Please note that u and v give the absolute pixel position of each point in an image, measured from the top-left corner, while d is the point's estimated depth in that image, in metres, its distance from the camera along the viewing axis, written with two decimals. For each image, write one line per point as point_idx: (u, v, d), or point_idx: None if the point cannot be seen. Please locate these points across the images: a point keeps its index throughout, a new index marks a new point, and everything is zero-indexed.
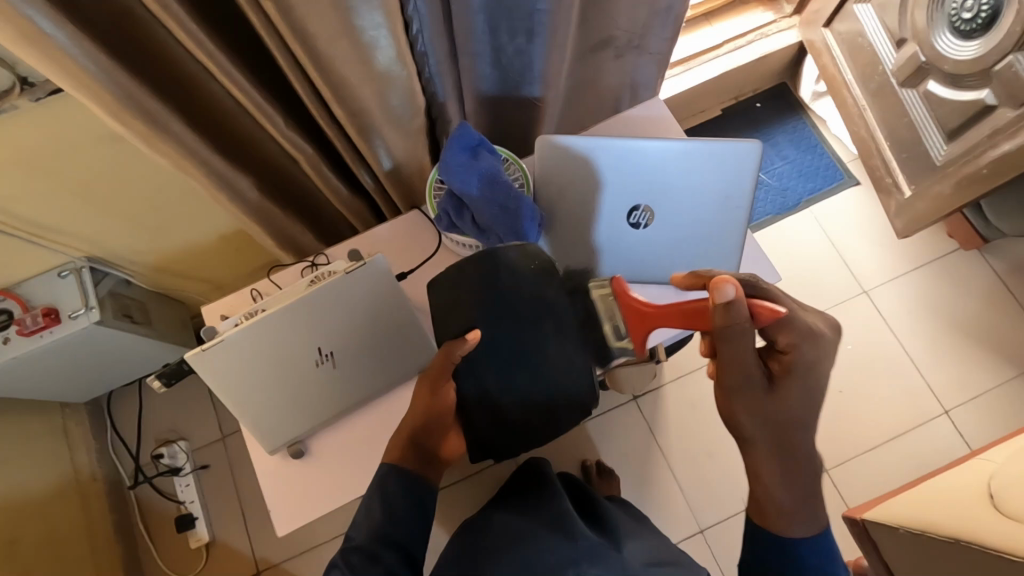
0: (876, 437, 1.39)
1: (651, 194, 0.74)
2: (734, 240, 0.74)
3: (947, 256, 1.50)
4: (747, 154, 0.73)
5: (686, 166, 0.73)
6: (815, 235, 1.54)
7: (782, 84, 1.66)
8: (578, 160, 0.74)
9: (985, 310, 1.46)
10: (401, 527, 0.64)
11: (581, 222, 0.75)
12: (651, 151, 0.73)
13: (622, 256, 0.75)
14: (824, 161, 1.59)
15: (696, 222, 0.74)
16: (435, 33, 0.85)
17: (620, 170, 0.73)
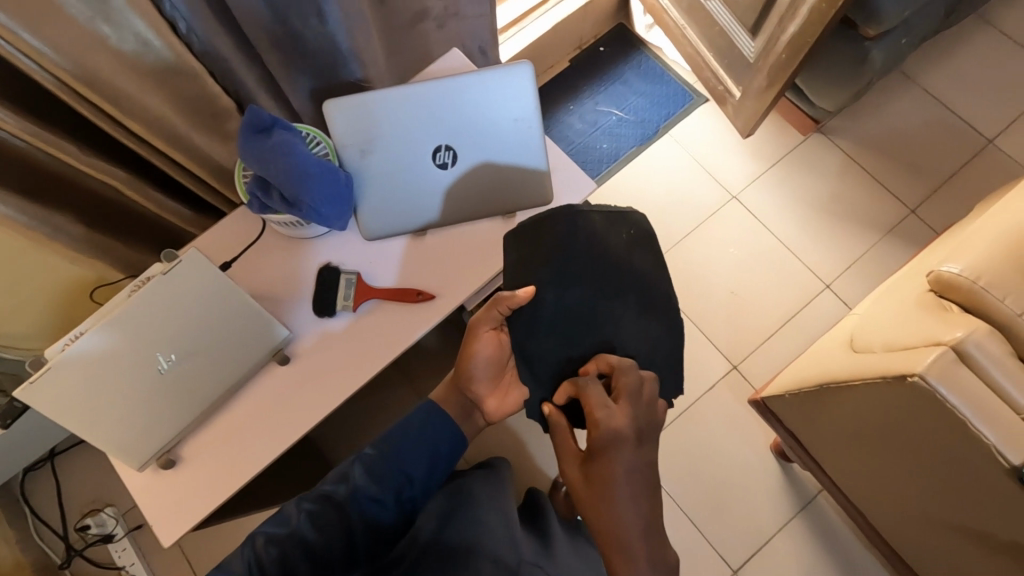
0: (771, 325, 1.47)
1: (449, 133, 0.78)
2: (532, 161, 0.80)
3: (798, 147, 1.61)
4: (525, 75, 0.78)
5: (475, 100, 0.78)
6: (678, 156, 1.62)
7: (619, 25, 1.74)
8: (371, 116, 0.77)
9: (841, 188, 1.57)
10: (412, 462, 0.80)
11: (393, 175, 0.79)
12: (436, 93, 0.77)
13: (439, 197, 0.80)
14: (672, 87, 1.67)
15: (499, 150, 0.79)
16: (221, 35, 0.86)
17: (416, 118, 0.78)
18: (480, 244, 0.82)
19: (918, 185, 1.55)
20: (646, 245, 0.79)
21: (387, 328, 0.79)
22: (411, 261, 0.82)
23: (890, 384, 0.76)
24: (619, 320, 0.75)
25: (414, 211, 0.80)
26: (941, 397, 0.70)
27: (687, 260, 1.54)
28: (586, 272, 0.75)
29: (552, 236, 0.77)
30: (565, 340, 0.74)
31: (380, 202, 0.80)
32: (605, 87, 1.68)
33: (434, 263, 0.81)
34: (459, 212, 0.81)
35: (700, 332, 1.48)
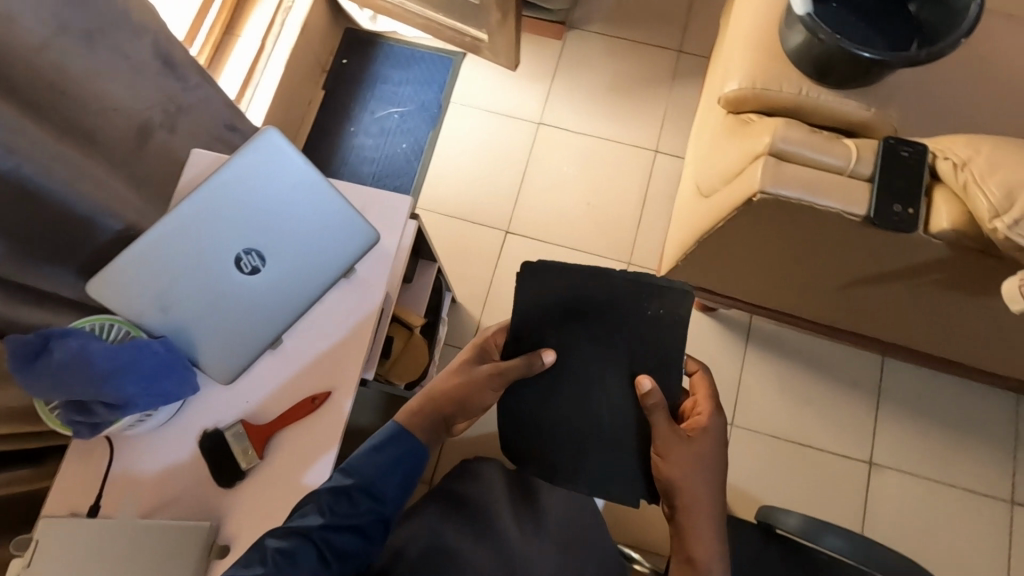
0: (635, 209, 1.54)
1: (239, 238, 0.70)
2: (336, 214, 0.74)
3: (563, 51, 1.67)
4: (277, 137, 0.71)
5: (243, 191, 0.70)
6: (472, 117, 1.62)
7: (347, 31, 1.68)
8: (147, 267, 0.68)
9: (617, 65, 1.65)
10: (382, 483, 0.70)
11: (210, 309, 0.70)
12: (201, 204, 0.69)
13: (271, 301, 0.72)
14: (429, 60, 1.65)
15: (299, 222, 0.73)
16: None
17: (195, 244, 0.69)
18: (340, 318, 0.77)
19: (672, 28, 1.67)
20: (676, 322, 0.76)
21: (302, 451, 0.72)
22: (283, 376, 0.75)
23: (743, 210, 0.82)
24: (605, 376, 0.79)
25: (255, 331, 0.72)
26: (782, 197, 0.76)
27: (536, 199, 1.56)
28: (607, 325, 0.78)
29: (556, 298, 0.79)
30: (546, 397, 0.81)
31: (217, 344, 0.71)
32: (370, 93, 1.63)
33: (310, 363, 0.75)
34: (300, 303, 0.74)
35: (584, 252, 1.52)
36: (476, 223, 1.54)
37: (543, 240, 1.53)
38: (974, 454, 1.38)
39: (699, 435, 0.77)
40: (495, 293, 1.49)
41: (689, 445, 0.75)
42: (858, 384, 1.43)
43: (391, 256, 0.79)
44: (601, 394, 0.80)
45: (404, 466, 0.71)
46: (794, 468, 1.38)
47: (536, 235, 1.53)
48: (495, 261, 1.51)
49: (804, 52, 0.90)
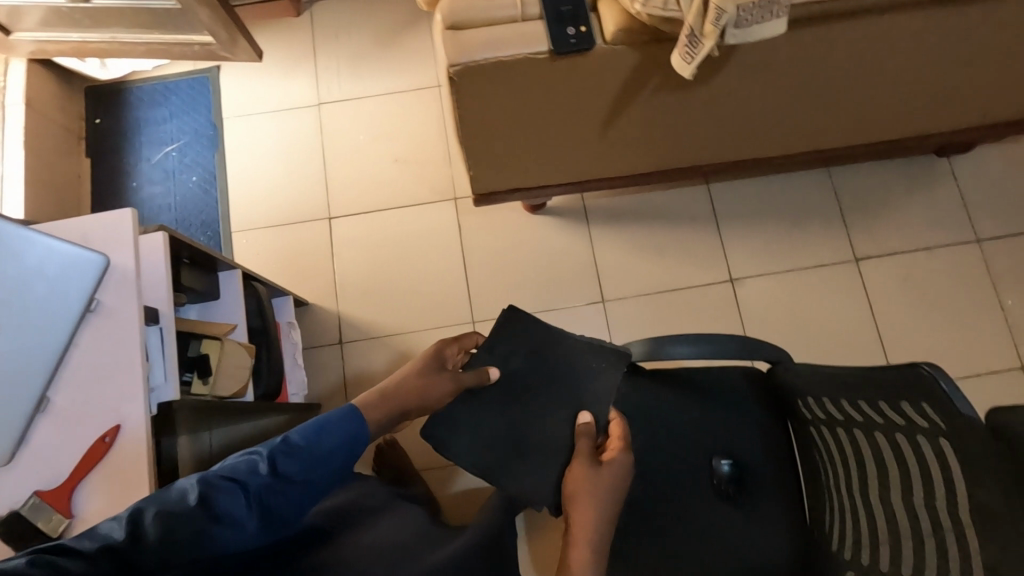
0: (441, 146, 1.55)
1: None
2: (52, 254, 0.73)
3: (314, 27, 1.63)
4: None
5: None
6: (251, 125, 1.57)
7: (88, 89, 1.57)
8: None
9: (370, 19, 1.63)
10: (337, 458, 0.63)
11: None
12: None
13: (8, 364, 0.69)
14: (184, 87, 1.58)
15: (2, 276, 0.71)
16: None
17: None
18: (104, 351, 0.73)
19: None
20: (611, 377, 0.96)
21: (115, 489, 0.69)
22: (68, 432, 0.71)
23: (456, 91, 0.83)
24: (552, 422, 0.94)
25: (11, 399, 0.69)
26: (472, 64, 0.78)
27: (345, 176, 1.54)
28: (558, 379, 0.98)
29: (523, 354, 1.00)
30: (494, 437, 0.94)
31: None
32: (138, 141, 1.54)
33: (90, 406, 0.72)
34: (44, 354, 0.71)
35: (411, 205, 1.52)
36: (296, 223, 1.51)
37: (369, 211, 1.51)
38: (812, 233, 1.50)
39: (609, 465, 0.83)
40: (343, 278, 1.47)
41: (598, 471, 0.83)
42: (697, 216, 1.51)
43: (133, 271, 0.76)
44: (547, 432, 0.94)
45: (356, 442, 0.65)
46: (672, 314, 1.46)
47: (359, 209, 1.51)
48: (330, 250, 1.49)
49: None
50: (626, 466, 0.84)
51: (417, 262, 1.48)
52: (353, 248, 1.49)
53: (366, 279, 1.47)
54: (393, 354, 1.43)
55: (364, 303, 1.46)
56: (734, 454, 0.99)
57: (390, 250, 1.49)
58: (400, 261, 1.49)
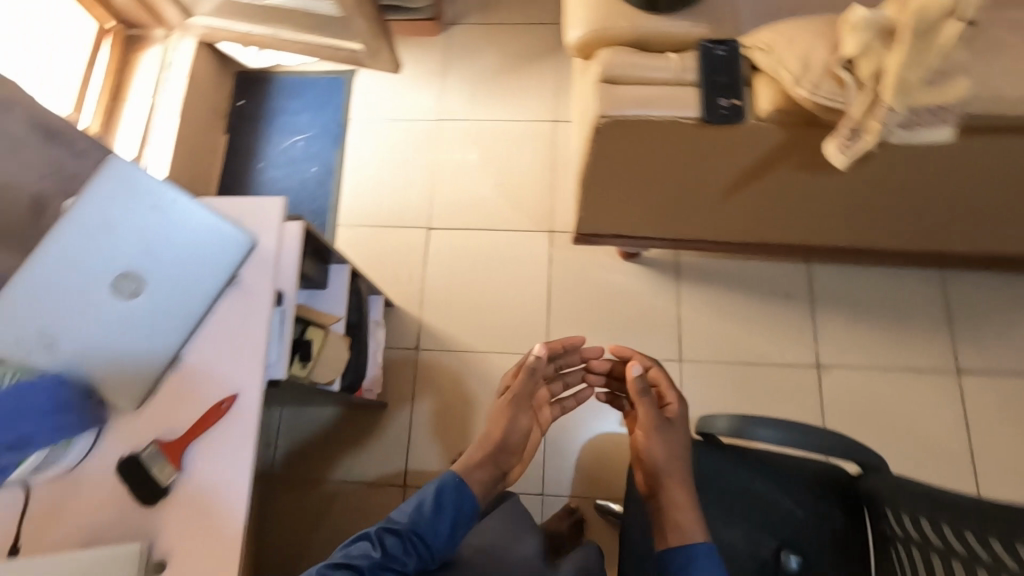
0: (548, 179, 1.59)
1: (111, 264, 0.73)
2: (206, 224, 0.78)
3: (450, 48, 1.71)
4: (130, 166, 0.75)
5: (104, 217, 0.73)
6: (373, 128, 1.66)
7: (239, 73, 1.71)
8: (16, 318, 0.69)
9: (501, 49, 1.71)
10: (429, 527, 0.80)
11: (97, 343, 0.72)
12: (66, 239, 0.71)
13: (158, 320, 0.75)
14: (321, 84, 1.69)
15: (169, 238, 0.75)
16: None
17: (65, 276, 0.71)
18: (236, 323, 0.79)
19: (545, 4, 1.73)
20: (823, 518, 0.95)
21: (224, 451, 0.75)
22: (191, 388, 0.77)
23: (596, 140, 0.86)
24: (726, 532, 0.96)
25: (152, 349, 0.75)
26: (620, 118, 0.80)
27: (449, 192, 1.60)
28: (760, 499, 0.98)
29: (732, 462, 1.00)
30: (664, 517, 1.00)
31: (113, 369, 0.73)
32: (272, 127, 1.67)
33: (215, 370, 0.78)
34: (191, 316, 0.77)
35: (509, 230, 1.55)
36: (397, 226, 1.58)
37: (467, 229, 1.56)
38: (914, 336, 1.43)
39: (670, 415, 0.92)
40: (430, 286, 1.52)
41: (668, 424, 0.91)
42: (793, 295, 1.47)
43: (275, 254, 0.82)
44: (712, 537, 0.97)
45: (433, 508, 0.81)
46: (748, 388, 1.42)
47: (456, 225, 1.57)
48: (423, 259, 1.54)
49: None
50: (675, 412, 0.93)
51: (503, 287, 1.51)
52: (445, 261, 1.54)
53: (451, 293, 1.51)
54: (462, 371, 1.46)
55: (444, 315, 1.50)
56: (807, 551, 0.94)
57: (479, 270, 1.53)
58: (486, 282, 1.52)
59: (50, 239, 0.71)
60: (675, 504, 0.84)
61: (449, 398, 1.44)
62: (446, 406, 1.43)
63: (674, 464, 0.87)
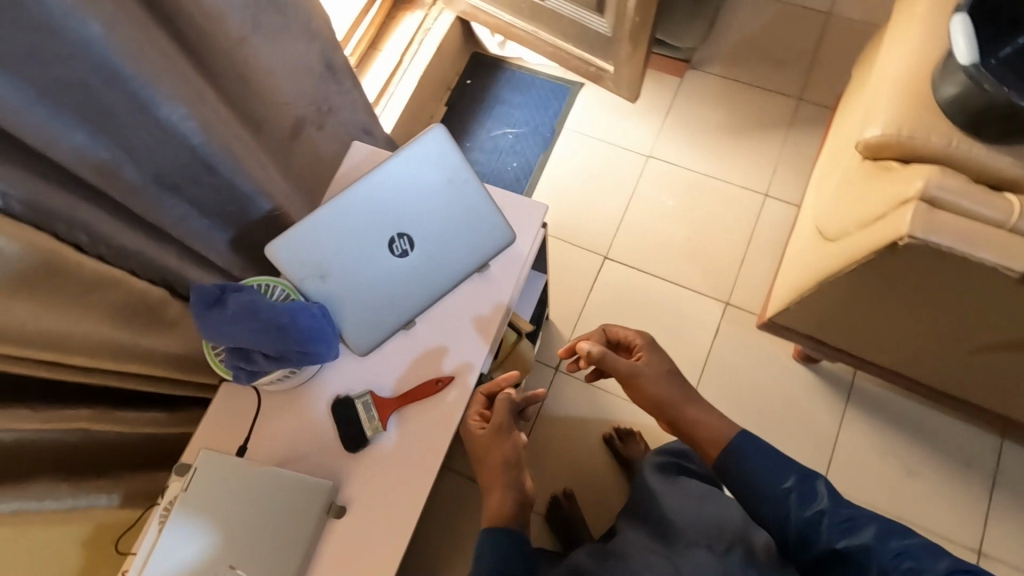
0: (739, 250, 1.53)
1: (394, 221, 0.77)
2: (479, 210, 0.79)
3: (680, 91, 1.69)
4: (440, 137, 0.78)
5: (402, 179, 0.77)
6: (582, 143, 1.67)
7: (474, 55, 1.78)
8: (309, 244, 0.75)
9: (731, 106, 1.66)
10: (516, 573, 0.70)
11: (359, 288, 0.76)
12: (369, 187, 0.76)
13: (413, 285, 0.77)
14: (546, 87, 1.72)
15: (449, 215, 0.78)
16: (138, 237, 0.82)
17: (355, 221, 0.76)
18: (473, 311, 0.81)
19: (790, 75, 1.67)
20: None
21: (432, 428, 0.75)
22: (416, 358, 0.79)
23: (884, 254, 0.80)
24: None
25: (399, 309, 0.77)
26: (934, 245, 0.73)
27: (636, 228, 1.57)
28: None
29: None
30: None
31: (363, 316, 0.77)
32: (488, 112, 1.71)
33: (441, 349, 0.79)
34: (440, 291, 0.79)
35: (682, 287, 1.51)
36: (575, 245, 1.57)
37: (641, 271, 1.53)
38: None
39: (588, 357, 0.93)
40: (589, 313, 1.51)
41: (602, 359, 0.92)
42: (972, 464, 1.32)
43: (527, 261, 0.82)
44: None
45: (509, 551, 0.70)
46: None
47: (634, 264, 1.54)
48: (590, 285, 1.53)
49: (959, 103, 0.88)
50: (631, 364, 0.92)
51: (661, 340, 1.47)
52: (610, 294, 1.52)
53: (605, 327, 1.49)
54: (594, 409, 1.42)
55: None
56: None
57: (641, 315, 1.49)
58: (643, 329, 1.48)
59: (358, 183, 0.77)
60: (700, 424, 0.88)
61: (574, 431, 1.40)
62: (567, 436, 1.40)
63: (669, 397, 0.90)
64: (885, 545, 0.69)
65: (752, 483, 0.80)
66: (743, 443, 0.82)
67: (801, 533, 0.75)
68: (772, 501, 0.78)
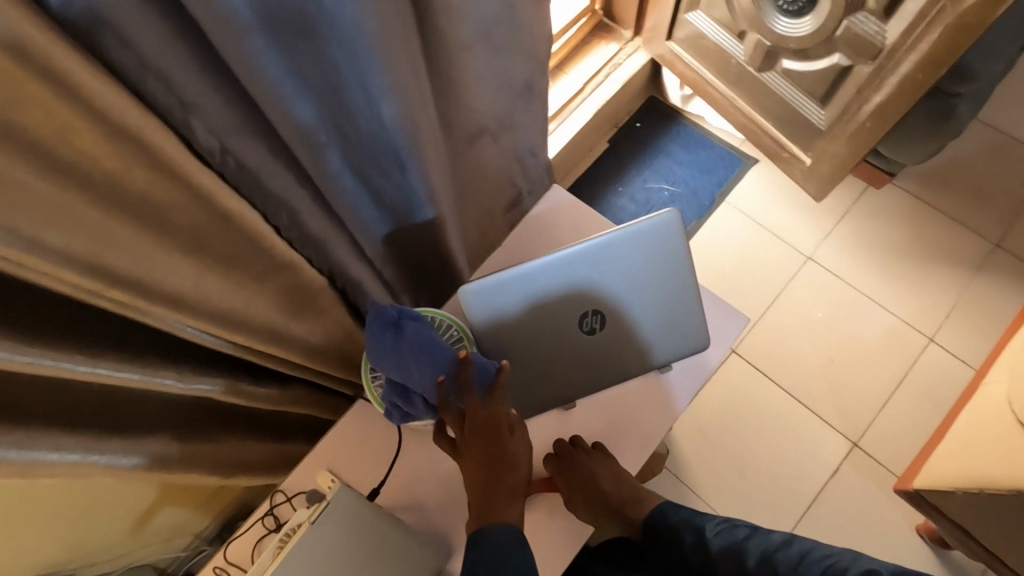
0: (884, 390, 1.38)
1: (591, 299, 0.72)
2: (681, 306, 0.74)
3: (863, 197, 1.54)
4: (671, 225, 0.72)
5: (607, 259, 0.72)
6: (740, 223, 1.55)
7: (651, 97, 1.69)
8: (502, 294, 0.72)
9: (918, 230, 1.50)
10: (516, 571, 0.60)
11: (535, 352, 0.73)
12: (582, 254, 0.72)
13: (588, 365, 0.74)
14: (717, 153, 1.62)
15: (650, 307, 0.73)
16: (323, 227, 0.78)
17: (551, 293, 0.72)
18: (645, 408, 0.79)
19: (995, 216, 1.48)
20: None
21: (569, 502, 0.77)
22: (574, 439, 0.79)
23: None
24: None
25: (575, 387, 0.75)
26: None
27: (774, 332, 1.45)
28: None
29: None
30: None
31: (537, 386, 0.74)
32: (649, 162, 1.63)
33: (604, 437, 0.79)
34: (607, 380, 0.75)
35: (807, 409, 1.38)
36: None
37: (767, 378, 1.42)
38: None
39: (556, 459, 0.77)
40: (699, 402, 1.41)
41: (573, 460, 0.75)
42: None
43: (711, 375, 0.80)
44: None
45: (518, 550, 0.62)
46: None
47: (761, 367, 1.42)
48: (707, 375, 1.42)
49: None
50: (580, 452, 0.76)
51: (768, 459, 1.35)
52: (726, 391, 1.41)
53: (711, 423, 1.39)
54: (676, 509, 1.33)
55: (693, 440, 1.38)
56: None
57: (754, 424, 1.38)
58: (752, 442, 1.37)
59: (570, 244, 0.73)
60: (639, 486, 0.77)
61: None
62: None
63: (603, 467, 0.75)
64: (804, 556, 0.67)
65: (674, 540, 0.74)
66: (666, 507, 0.77)
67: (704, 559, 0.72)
68: (678, 539, 0.74)
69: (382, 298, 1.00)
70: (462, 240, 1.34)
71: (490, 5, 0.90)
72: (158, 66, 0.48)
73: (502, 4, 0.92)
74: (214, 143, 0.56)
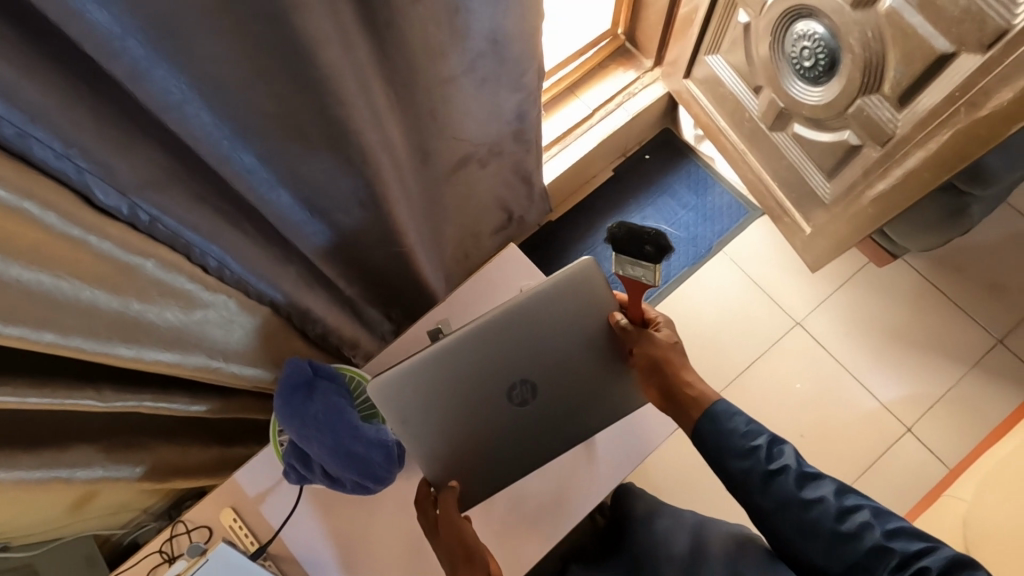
0: (848, 475, 1.34)
1: (518, 372, 0.75)
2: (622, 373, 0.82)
3: (865, 269, 1.47)
4: (592, 277, 0.74)
5: (527, 329, 0.75)
6: (734, 277, 1.49)
7: (665, 130, 1.62)
8: (415, 371, 0.71)
9: (918, 312, 1.43)
10: None
11: (457, 419, 0.75)
12: (501, 325, 0.73)
13: (516, 425, 0.78)
14: (723, 200, 1.55)
15: (574, 368, 0.78)
16: (266, 261, 0.77)
17: (471, 366, 0.73)
18: (621, 439, 0.88)
19: (1001, 310, 1.40)
20: None
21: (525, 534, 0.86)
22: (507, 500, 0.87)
23: None
24: None
25: (509, 451, 0.79)
26: None
27: (749, 396, 1.41)
28: None
29: None
30: None
31: (468, 452, 0.77)
32: (652, 198, 1.57)
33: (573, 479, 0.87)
34: (535, 443, 0.81)
35: None
36: None
37: None
38: None
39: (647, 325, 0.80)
40: (660, 457, 1.38)
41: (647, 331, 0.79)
42: None
43: (668, 434, 0.88)
44: None
45: None
46: None
47: None
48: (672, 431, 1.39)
49: None
50: (659, 323, 0.81)
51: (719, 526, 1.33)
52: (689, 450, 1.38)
53: (668, 480, 1.36)
54: None
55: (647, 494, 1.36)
56: None
57: (711, 489, 1.35)
58: (707, 508, 1.34)
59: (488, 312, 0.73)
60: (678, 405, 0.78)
61: None
62: None
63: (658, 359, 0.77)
64: (873, 534, 0.66)
65: (733, 442, 0.74)
66: (732, 416, 0.76)
67: (766, 495, 0.71)
68: (751, 455, 0.73)
69: (336, 323, 0.99)
70: (441, 260, 1.32)
71: (474, 44, 0.86)
72: (56, 121, 0.46)
73: (489, 42, 0.88)
74: (127, 191, 0.54)
